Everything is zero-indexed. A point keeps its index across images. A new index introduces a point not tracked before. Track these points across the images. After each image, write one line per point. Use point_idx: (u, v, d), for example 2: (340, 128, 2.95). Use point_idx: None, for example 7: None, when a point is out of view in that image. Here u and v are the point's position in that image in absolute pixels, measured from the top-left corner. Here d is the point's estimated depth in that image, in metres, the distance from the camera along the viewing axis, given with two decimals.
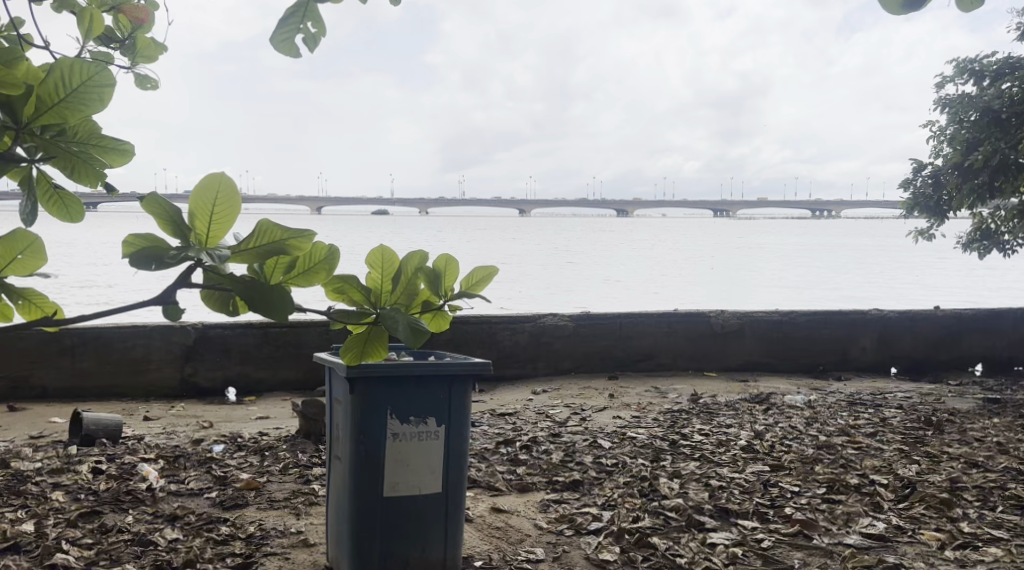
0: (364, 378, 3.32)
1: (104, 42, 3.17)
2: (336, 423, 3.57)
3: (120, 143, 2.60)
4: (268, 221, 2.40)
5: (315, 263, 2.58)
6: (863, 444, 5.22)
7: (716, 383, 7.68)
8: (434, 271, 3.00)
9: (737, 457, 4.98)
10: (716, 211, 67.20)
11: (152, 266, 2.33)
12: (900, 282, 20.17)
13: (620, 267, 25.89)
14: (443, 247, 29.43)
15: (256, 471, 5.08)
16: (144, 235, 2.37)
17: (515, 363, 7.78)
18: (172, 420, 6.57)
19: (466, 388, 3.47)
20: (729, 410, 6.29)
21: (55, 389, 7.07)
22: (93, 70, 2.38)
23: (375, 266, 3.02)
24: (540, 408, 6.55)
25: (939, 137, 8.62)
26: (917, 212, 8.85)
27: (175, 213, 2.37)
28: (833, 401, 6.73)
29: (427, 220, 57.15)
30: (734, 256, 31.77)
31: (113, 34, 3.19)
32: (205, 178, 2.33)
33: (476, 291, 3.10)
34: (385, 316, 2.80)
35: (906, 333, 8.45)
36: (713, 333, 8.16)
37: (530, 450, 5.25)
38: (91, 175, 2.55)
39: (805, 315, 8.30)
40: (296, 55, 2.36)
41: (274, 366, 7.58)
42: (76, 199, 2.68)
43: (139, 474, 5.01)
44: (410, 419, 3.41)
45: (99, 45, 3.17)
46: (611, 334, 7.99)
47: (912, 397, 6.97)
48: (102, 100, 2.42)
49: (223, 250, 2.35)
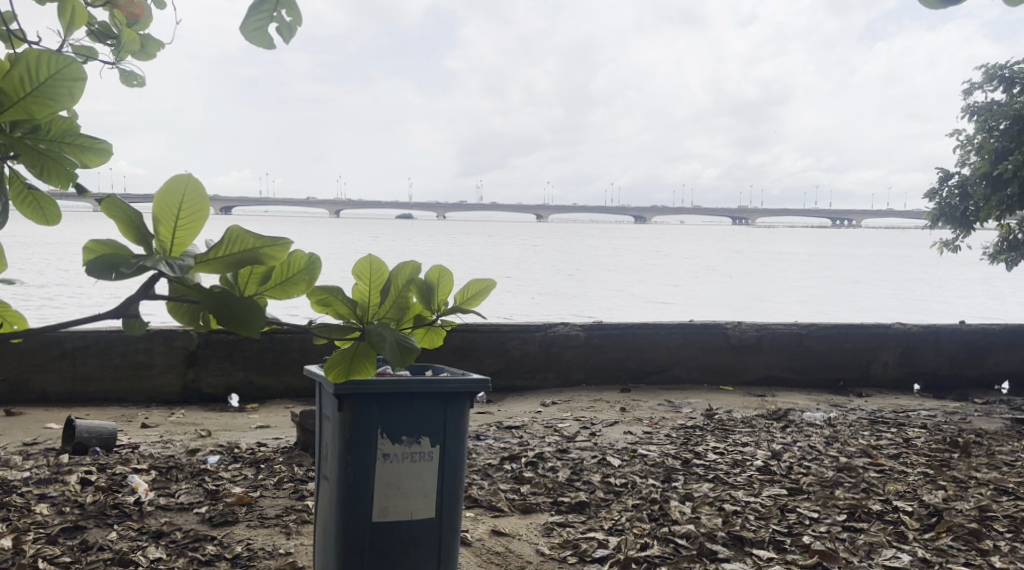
0: (353, 395, 3.11)
1: (100, 38, 3.18)
2: (325, 441, 3.37)
3: (94, 141, 2.39)
4: (239, 227, 2.20)
5: (293, 273, 2.38)
6: (885, 466, 4.97)
7: (733, 397, 7.43)
8: (427, 283, 2.78)
9: (752, 478, 4.74)
10: (735, 219, 66.77)
11: (112, 275, 2.13)
12: (921, 295, 19.84)
13: (636, 275, 25.65)
14: (457, 252, 29.22)
15: (249, 485, 4.88)
16: (105, 242, 2.18)
17: (525, 373, 7.57)
18: (171, 427, 6.39)
19: (463, 407, 3.26)
20: (745, 427, 6.05)
21: (54, 393, 6.90)
22: (62, 64, 2.16)
23: (362, 277, 2.81)
24: (549, 422, 6.32)
25: (966, 146, 8.36)
26: (942, 223, 8.58)
27: (137, 216, 2.18)
28: (854, 419, 6.46)
29: (443, 224, 57.03)
30: (751, 266, 31.44)
31: (109, 28, 3.18)
32: (171, 179, 2.14)
33: (472, 305, 2.89)
34: (371, 331, 2.60)
35: (930, 347, 8.17)
36: (730, 345, 7.91)
37: (536, 467, 5.02)
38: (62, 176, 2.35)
39: (824, 329, 8.05)
40: (270, 46, 2.19)
41: (278, 373, 7.38)
42: (52, 202, 2.49)
43: (128, 486, 4.81)
44: (403, 440, 3.20)
45: (95, 39, 3.18)
46: (625, 345, 7.76)
47: (937, 416, 6.70)
48: (72, 96, 2.19)
49: (187, 258, 2.16)
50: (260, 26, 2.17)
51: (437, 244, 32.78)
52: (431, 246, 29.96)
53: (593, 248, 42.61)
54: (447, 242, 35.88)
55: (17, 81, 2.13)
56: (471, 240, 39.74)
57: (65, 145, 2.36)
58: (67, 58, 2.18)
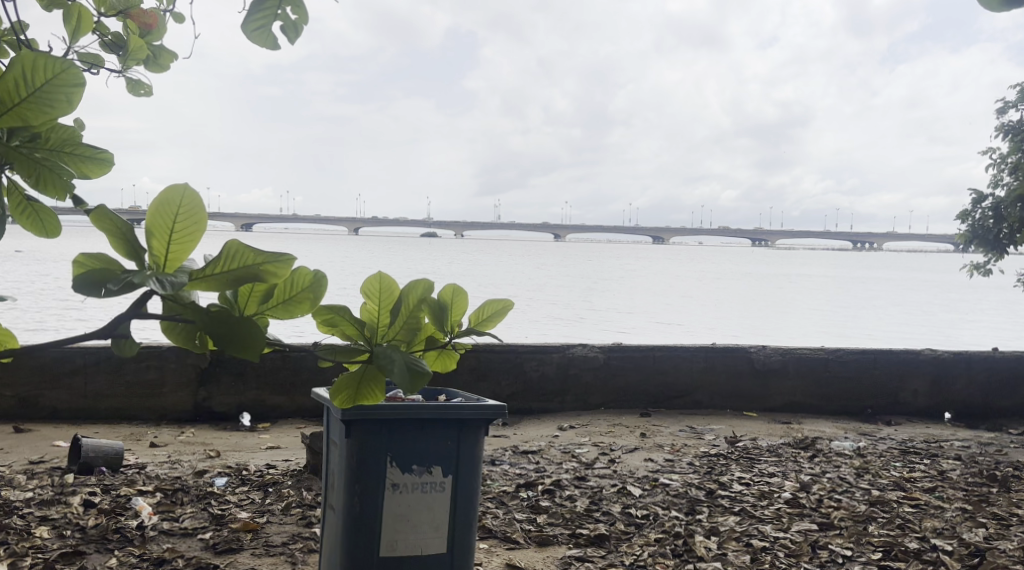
0: (360, 420, 2.95)
1: (113, 49, 3.09)
2: (331, 469, 3.21)
3: (95, 150, 2.23)
4: (238, 242, 2.04)
5: (297, 291, 2.22)
6: (920, 501, 4.84)
7: (757, 424, 7.20)
8: (439, 302, 2.61)
9: (780, 512, 4.57)
10: (755, 241, 66.41)
11: (100, 292, 1.97)
12: (946, 320, 19.52)
13: (654, 296, 25.44)
14: (474, 270, 29.06)
15: (255, 510, 4.71)
16: (97, 256, 2.01)
17: (542, 395, 7.39)
18: (180, 447, 6.23)
19: (476, 434, 3.08)
20: (772, 456, 5.85)
21: (64, 410, 6.76)
22: (61, 67, 1.99)
23: (371, 296, 2.64)
24: (566, 447, 6.13)
25: (999, 166, 8.15)
26: (974, 246, 8.36)
27: (128, 229, 2.02)
28: (885, 449, 6.25)
29: (460, 242, 56.95)
30: (770, 287, 31.11)
31: (122, 39, 3.10)
32: (166, 190, 1.99)
33: (487, 328, 2.72)
34: (379, 354, 2.43)
35: (962, 376, 7.92)
36: (754, 370, 7.71)
37: (553, 495, 4.83)
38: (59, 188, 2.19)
39: (852, 355, 7.83)
40: (276, 46, 2.05)
41: (290, 391, 7.20)
42: (51, 213, 2.32)
43: (132, 510, 4.63)
44: (413, 469, 3.03)
45: (109, 51, 3.11)
46: (646, 367, 7.57)
47: (970, 447, 6.47)
48: (71, 103, 2.02)
49: (181, 276, 2.00)
50: (265, 25, 2.04)
51: (453, 261, 32.61)
52: (449, 265, 29.86)
53: (611, 269, 42.36)
54: (462, 259, 35.74)
55: (13, 84, 1.96)
56: (491, 259, 39.65)
57: (65, 153, 2.20)
58: (66, 61, 2.01)
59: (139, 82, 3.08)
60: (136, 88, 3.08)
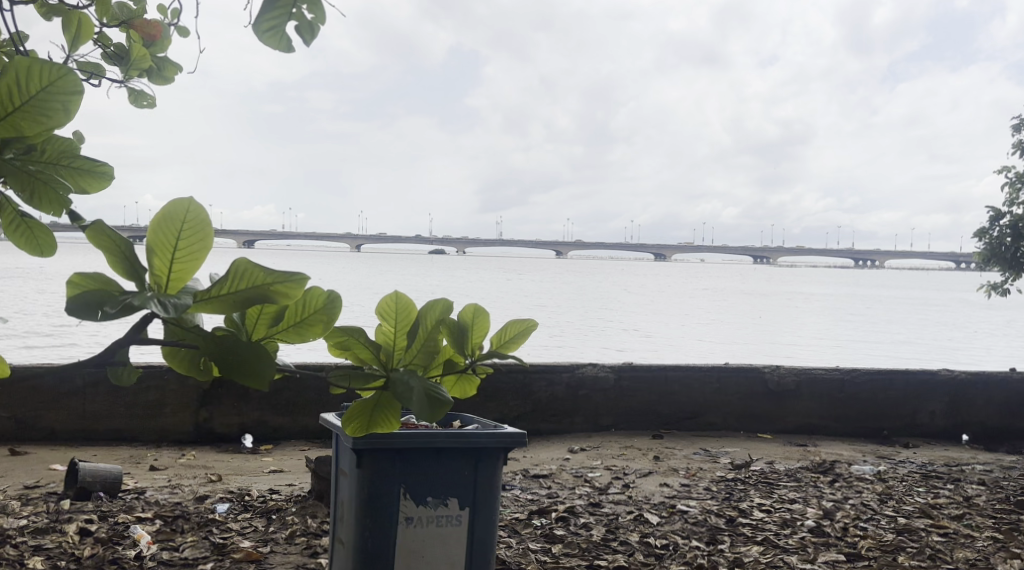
0: (372, 450, 2.79)
1: (114, 61, 2.96)
2: (341, 499, 3.05)
3: (94, 162, 2.08)
4: (247, 259, 1.88)
5: (308, 313, 2.07)
6: (949, 529, 4.66)
7: (773, 447, 7.02)
8: (459, 323, 2.47)
9: (805, 541, 4.41)
10: (757, 259, 66.32)
11: (96, 315, 1.80)
12: (953, 340, 19.34)
13: (658, 313, 25.26)
14: (476, 287, 28.91)
15: (258, 539, 4.53)
16: (92, 275, 1.85)
17: (551, 416, 7.21)
18: (180, 471, 6.04)
19: (495, 463, 2.91)
20: (791, 481, 5.67)
21: (63, 432, 6.59)
22: (57, 74, 1.83)
23: (386, 316, 2.48)
24: (578, 470, 5.95)
25: (1016, 184, 7.98)
26: (992, 265, 8.18)
27: (128, 247, 1.85)
28: (906, 473, 6.07)
29: (461, 258, 56.84)
30: (774, 305, 30.93)
31: (125, 50, 2.97)
32: (170, 206, 1.84)
33: (509, 349, 2.56)
34: (396, 380, 2.26)
35: (980, 397, 7.72)
36: (768, 391, 7.53)
37: (568, 523, 4.64)
38: (55, 201, 2.03)
39: (868, 375, 7.65)
40: (289, 48, 1.89)
41: (294, 412, 7.01)
42: (44, 227, 2.16)
43: (130, 539, 4.46)
44: (428, 501, 2.86)
45: (112, 64, 2.97)
46: (656, 388, 7.39)
47: (993, 471, 6.29)
48: (68, 111, 1.86)
49: (184, 297, 1.82)
50: (280, 25, 1.88)
51: (455, 279, 32.44)
52: (451, 282, 29.72)
53: (613, 285, 42.21)
54: (464, 276, 35.57)
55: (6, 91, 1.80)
56: (492, 276, 39.50)
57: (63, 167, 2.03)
58: (62, 66, 1.85)
59: (143, 93, 2.94)
60: (139, 99, 2.95)
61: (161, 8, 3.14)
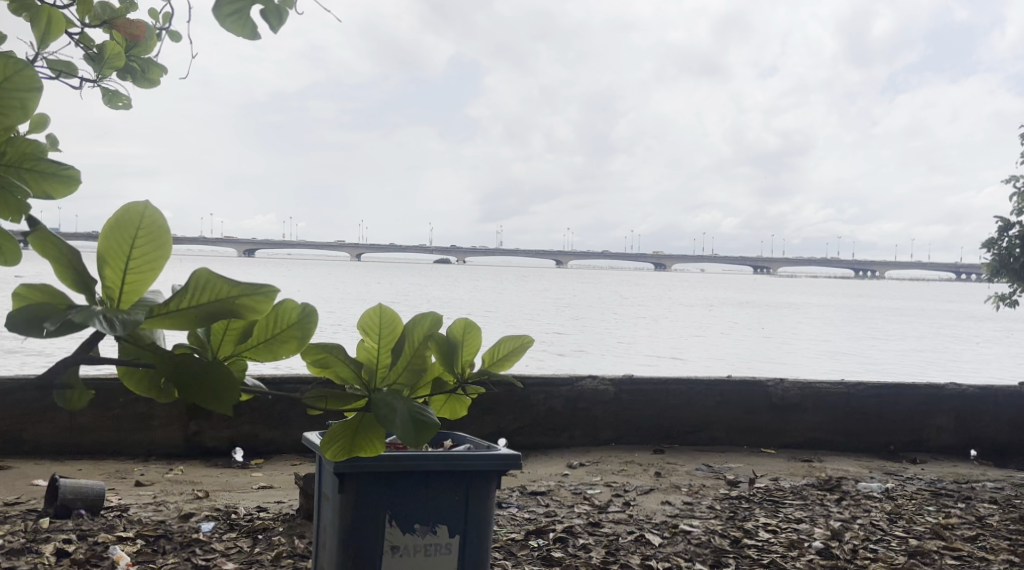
0: (355, 474, 2.61)
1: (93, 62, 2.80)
2: (323, 524, 2.86)
3: (62, 165, 1.84)
4: (208, 270, 1.70)
5: (282, 328, 1.89)
6: (963, 552, 4.47)
7: (776, 462, 6.83)
8: (449, 339, 2.29)
9: (813, 565, 4.22)
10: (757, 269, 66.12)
11: (40, 331, 1.61)
12: (956, 352, 19.11)
13: (657, 324, 25.06)
14: (474, 298, 28.71)
15: (242, 561, 4.34)
16: (37, 287, 1.67)
17: (549, 431, 7.02)
18: (167, 486, 5.85)
19: (487, 487, 2.73)
20: (798, 499, 5.48)
21: (48, 445, 6.40)
22: (13, 67, 1.64)
23: (369, 331, 2.30)
24: (577, 487, 5.75)
25: None
26: (1001, 276, 7.99)
27: (76, 256, 1.67)
28: (915, 491, 5.88)
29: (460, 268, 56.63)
30: (774, 316, 30.71)
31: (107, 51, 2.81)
32: (122, 211, 1.67)
33: (503, 368, 2.38)
34: (379, 401, 2.08)
35: (989, 411, 7.52)
36: (772, 405, 7.34)
37: (566, 544, 4.45)
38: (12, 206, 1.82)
39: (874, 389, 7.47)
40: (252, 33, 1.74)
41: (285, 426, 6.83)
42: (7, 235, 1.92)
43: (109, 560, 4.27)
44: (416, 528, 2.68)
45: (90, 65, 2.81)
46: (657, 402, 7.21)
47: (1004, 489, 6.10)
48: (24, 108, 1.66)
49: (136, 312, 1.64)
50: (242, 9, 1.74)
51: (453, 289, 32.22)
52: (450, 292, 29.52)
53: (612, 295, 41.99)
54: (462, 286, 35.35)
55: None
56: (490, 286, 39.25)
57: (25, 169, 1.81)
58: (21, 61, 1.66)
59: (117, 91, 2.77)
60: (113, 100, 2.77)
61: (153, 12, 2.97)
